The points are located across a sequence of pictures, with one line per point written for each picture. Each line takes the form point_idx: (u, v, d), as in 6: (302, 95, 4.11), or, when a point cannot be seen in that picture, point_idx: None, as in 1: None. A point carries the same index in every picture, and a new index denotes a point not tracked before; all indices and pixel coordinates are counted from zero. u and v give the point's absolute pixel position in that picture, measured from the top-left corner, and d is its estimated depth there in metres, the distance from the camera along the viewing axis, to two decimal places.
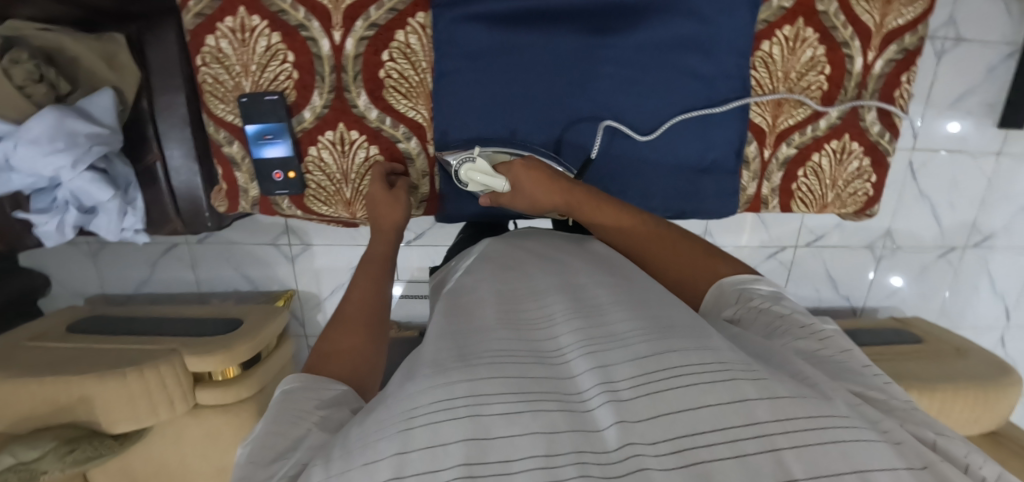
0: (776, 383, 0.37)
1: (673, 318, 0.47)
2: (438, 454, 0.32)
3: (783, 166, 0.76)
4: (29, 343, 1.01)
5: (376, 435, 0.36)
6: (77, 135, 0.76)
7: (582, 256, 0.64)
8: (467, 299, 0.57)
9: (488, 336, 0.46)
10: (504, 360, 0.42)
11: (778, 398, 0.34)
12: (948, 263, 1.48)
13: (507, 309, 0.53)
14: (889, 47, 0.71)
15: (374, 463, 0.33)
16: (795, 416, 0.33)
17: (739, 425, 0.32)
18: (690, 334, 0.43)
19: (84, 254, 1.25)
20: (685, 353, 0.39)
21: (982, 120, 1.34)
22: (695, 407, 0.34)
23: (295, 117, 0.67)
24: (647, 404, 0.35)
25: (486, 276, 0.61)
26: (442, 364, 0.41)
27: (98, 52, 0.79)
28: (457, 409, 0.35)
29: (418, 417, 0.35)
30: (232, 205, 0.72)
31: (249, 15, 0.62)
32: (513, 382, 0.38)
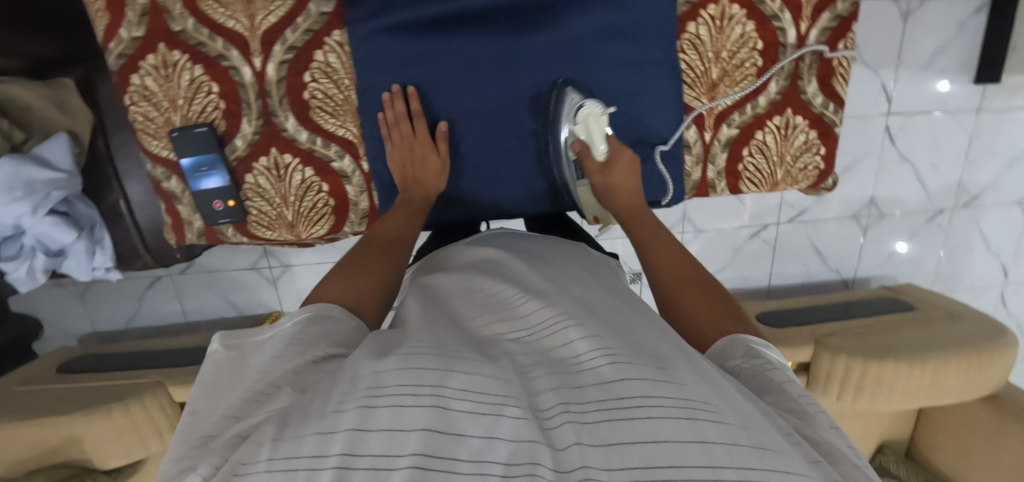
0: (741, 428, 0.34)
1: (656, 340, 0.44)
2: (395, 439, 0.32)
3: (726, 147, 0.78)
4: (19, 387, 1.04)
5: (338, 404, 0.35)
6: (34, 182, 0.77)
7: (556, 269, 0.61)
8: (442, 305, 0.55)
9: (465, 343, 0.44)
10: (477, 360, 0.40)
11: (739, 446, 0.32)
12: (937, 225, 1.45)
13: (487, 318, 0.51)
14: (822, 16, 0.74)
15: (329, 435, 0.32)
16: (752, 465, 0.30)
17: (698, 466, 0.30)
18: (683, 368, 0.40)
19: (71, 295, 1.27)
20: (662, 383, 0.36)
21: (957, 77, 1.30)
22: (652, 442, 0.32)
23: (227, 146, 0.68)
24: (610, 427, 0.33)
25: (458, 289, 0.59)
26: (418, 349, 0.40)
27: (49, 98, 0.80)
28: (424, 397, 0.34)
29: (383, 397, 0.34)
30: (180, 236, 0.73)
31: (169, 51, 0.63)
32: (491, 381, 0.36)
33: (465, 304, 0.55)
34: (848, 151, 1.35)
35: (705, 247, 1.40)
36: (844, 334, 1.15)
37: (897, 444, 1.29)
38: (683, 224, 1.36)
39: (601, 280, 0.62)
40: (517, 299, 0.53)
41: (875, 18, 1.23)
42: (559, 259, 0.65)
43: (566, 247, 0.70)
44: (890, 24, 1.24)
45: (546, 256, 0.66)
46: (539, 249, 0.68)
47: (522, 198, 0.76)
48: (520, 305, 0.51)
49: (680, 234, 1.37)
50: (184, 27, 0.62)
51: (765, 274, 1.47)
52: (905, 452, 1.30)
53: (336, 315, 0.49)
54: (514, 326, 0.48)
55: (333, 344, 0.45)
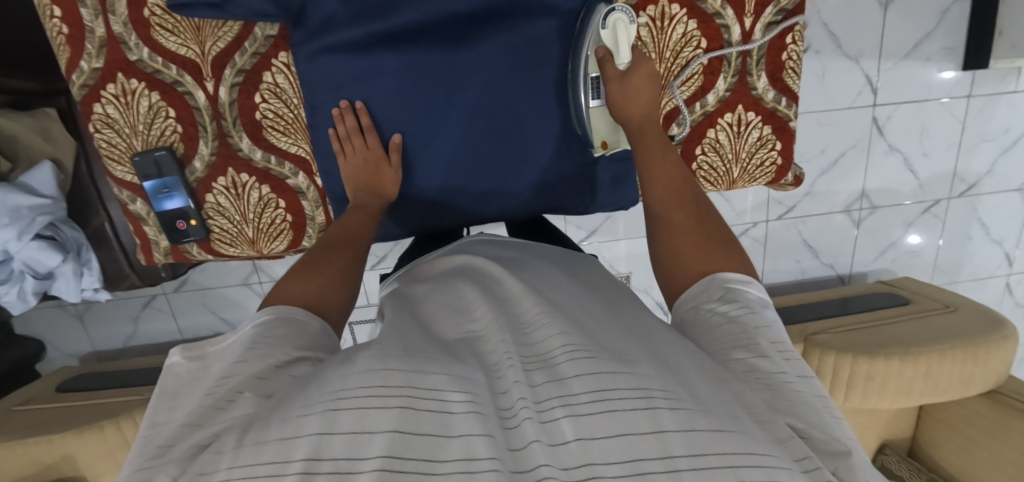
0: (704, 412, 0.33)
1: (614, 331, 0.44)
2: (361, 442, 0.31)
3: (679, 147, 0.79)
4: (19, 408, 1.08)
5: (302, 410, 0.34)
6: (20, 208, 0.80)
7: (533, 269, 0.61)
8: (417, 310, 0.55)
9: (428, 344, 0.44)
10: (437, 360, 0.39)
11: (698, 431, 0.31)
12: (934, 216, 1.42)
13: (455, 319, 0.51)
14: (766, 11, 0.74)
15: (292, 440, 0.32)
16: (710, 454, 0.30)
17: (655, 458, 0.30)
18: (639, 359, 0.38)
19: (72, 317, 1.32)
20: (623, 373, 0.36)
21: (943, 65, 1.27)
22: (610, 434, 0.31)
23: (187, 168, 0.71)
24: (575, 420, 0.33)
25: (435, 291, 0.59)
26: (383, 351, 0.40)
27: (33, 128, 0.83)
28: (393, 400, 0.33)
29: (349, 399, 0.33)
30: (149, 256, 0.77)
31: (127, 79, 0.65)
32: (454, 382, 0.37)
33: (439, 306, 0.55)
34: (834, 145, 1.33)
35: None
36: (835, 331, 1.13)
37: (898, 442, 1.25)
38: None
39: (581, 278, 0.62)
40: (485, 298, 0.53)
41: (854, 9, 1.22)
42: (538, 260, 0.65)
43: (548, 250, 0.70)
44: (869, 15, 1.22)
45: (526, 257, 0.66)
46: (523, 252, 0.68)
47: (493, 207, 0.76)
48: (479, 310, 0.51)
49: None
50: (140, 56, 0.64)
51: (756, 272, 1.45)
52: (907, 450, 1.27)
53: (303, 318, 0.49)
54: (474, 331, 0.48)
55: (298, 348, 0.46)
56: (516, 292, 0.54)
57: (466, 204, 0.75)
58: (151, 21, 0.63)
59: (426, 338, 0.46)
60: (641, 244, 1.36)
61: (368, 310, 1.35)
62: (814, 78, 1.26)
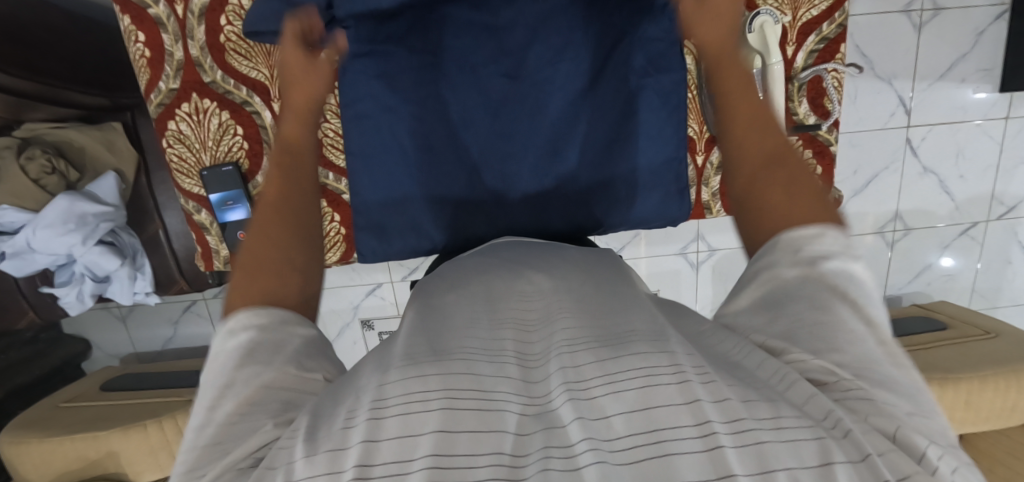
0: (740, 387, 0.33)
1: (631, 322, 0.43)
2: (408, 444, 0.31)
3: (719, 169, 0.79)
4: (65, 404, 1.13)
5: (346, 421, 0.34)
6: (86, 216, 0.86)
7: (564, 270, 0.56)
8: (443, 303, 0.52)
9: (452, 332, 0.45)
10: (476, 357, 0.39)
11: (728, 400, 0.31)
12: (971, 238, 1.39)
13: (479, 312, 0.48)
14: (808, 39, 0.70)
15: (340, 452, 0.31)
16: (743, 417, 0.30)
17: (691, 424, 0.30)
18: (649, 335, 0.40)
19: (116, 319, 1.38)
20: (648, 352, 0.36)
21: (978, 86, 1.26)
22: (646, 408, 0.32)
23: (250, 183, 0.74)
24: (612, 400, 0.33)
25: (461, 282, 0.57)
26: (414, 357, 0.39)
27: (100, 140, 0.90)
28: (432, 402, 0.34)
29: (389, 408, 0.34)
30: (209, 264, 0.79)
31: (201, 99, 0.69)
32: (477, 382, 0.36)
33: (462, 300, 0.52)
34: (866, 166, 1.32)
35: (720, 266, 1.38)
36: None
37: None
38: (696, 243, 1.35)
39: (606, 276, 0.58)
40: (516, 294, 0.51)
41: (888, 31, 1.22)
42: (560, 258, 0.62)
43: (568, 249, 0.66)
44: (901, 36, 1.22)
45: (549, 256, 0.62)
46: (549, 250, 0.65)
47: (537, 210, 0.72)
48: (522, 306, 0.49)
49: (694, 253, 1.36)
50: (214, 78, 0.68)
51: None
52: None
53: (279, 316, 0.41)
54: (505, 317, 0.47)
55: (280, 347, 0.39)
56: (544, 287, 0.52)
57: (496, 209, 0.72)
58: (226, 46, 0.67)
59: (461, 325, 0.45)
60: (668, 261, 1.37)
61: (396, 320, 1.37)
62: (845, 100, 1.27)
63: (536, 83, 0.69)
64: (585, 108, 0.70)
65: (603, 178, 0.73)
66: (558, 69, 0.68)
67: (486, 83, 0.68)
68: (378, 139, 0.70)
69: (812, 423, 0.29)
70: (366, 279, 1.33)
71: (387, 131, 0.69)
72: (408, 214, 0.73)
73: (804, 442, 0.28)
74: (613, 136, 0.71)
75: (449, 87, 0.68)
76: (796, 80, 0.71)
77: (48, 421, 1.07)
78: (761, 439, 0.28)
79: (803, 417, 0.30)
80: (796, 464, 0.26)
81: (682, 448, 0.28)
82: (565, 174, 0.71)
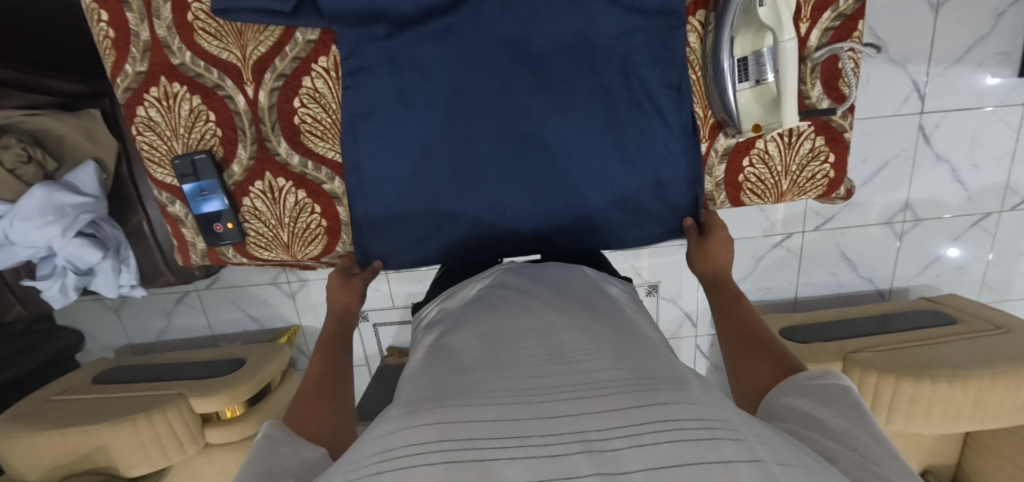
0: (759, 445, 0.32)
1: (655, 368, 0.43)
2: None
3: (724, 158, 0.72)
4: (56, 397, 1.12)
5: (348, 475, 0.32)
6: (64, 207, 0.82)
7: (577, 308, 0.55)
8: (452, 345, 0.50)
9: (463, 373, 0.44)
10: (484, 402, 0.38)
11: (762, 461, 0.30)
12: (983, 230, 1.35)
13: (491, 353, 0.47)
14: (823, 17, 0.65)
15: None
16: (780, 479, 0.29)
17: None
18: (671, 382, 0.40)
19: (109, 310, 1.37)
20: (674, 404, 0.36)
21: (997, 70, 1.20)
22: (674, 464, 0.30)
23: (225, 172, 0.70)
24: (633, 452, 0.31)
25: (470, 317, 0.55)
26: (416, 403, 0.38)
27: (79, 128, 0.86)
28: (431, 456, 0.31)
29: (390, 461, 0.32)
30: (186, 257, 0.77)
31: (170, 83, 0.65)
32: (486, 427, 0.35)
33: (473, 338, 0.51)
34: (876, 153, 1.27)
35: None
36: (874, 351, 1.08)
37: (939, 469, 1.19)
38: None
39: (618, 312, 0.56)
40: (526, 333, 0.50)
41: (903, 11, 1.16)
42: (570, 289, 0.60)
43: (578, 277, 0.63)
44: (917, 17, 1.16)
45: (558, 286, 0.60)
46: (556, 277, 0.63)
47: (545, 216, 0.70)
48: (525, 341, 0.49)
49: None
50: (183, 60, 0.65)
51: (790, 285, 1.41)
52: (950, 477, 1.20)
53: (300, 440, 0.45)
54: (518, 359, 0.46)
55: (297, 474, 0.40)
56: (558, 329, 0.50)
57: (504, 218, 0.70)
58: (195, 26, 0.63)
59: (473, 368, 0.45)
60: (669, 253, 1.33)
61: (392, 313, 1.35)
62: (856, 85, 1.21)
63: (540, 85, 0.65)
64: (590, 124, 0.66)
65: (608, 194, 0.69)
66: (562, 85, 0.65)
67: (486, 104, 0.65)
68: (374, 144, 0.66)
69: None
70: None
71: (384, 148, 0.66)
72: (408, 225, 0.70)
73: None
74: (623, 127, 0.67)
75: (446, 89, 0.64)
76: (810, 60, 0.66)
77: (38, 414, 1.05)
78: None
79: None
80: None
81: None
82: (570, 188, 0.68)
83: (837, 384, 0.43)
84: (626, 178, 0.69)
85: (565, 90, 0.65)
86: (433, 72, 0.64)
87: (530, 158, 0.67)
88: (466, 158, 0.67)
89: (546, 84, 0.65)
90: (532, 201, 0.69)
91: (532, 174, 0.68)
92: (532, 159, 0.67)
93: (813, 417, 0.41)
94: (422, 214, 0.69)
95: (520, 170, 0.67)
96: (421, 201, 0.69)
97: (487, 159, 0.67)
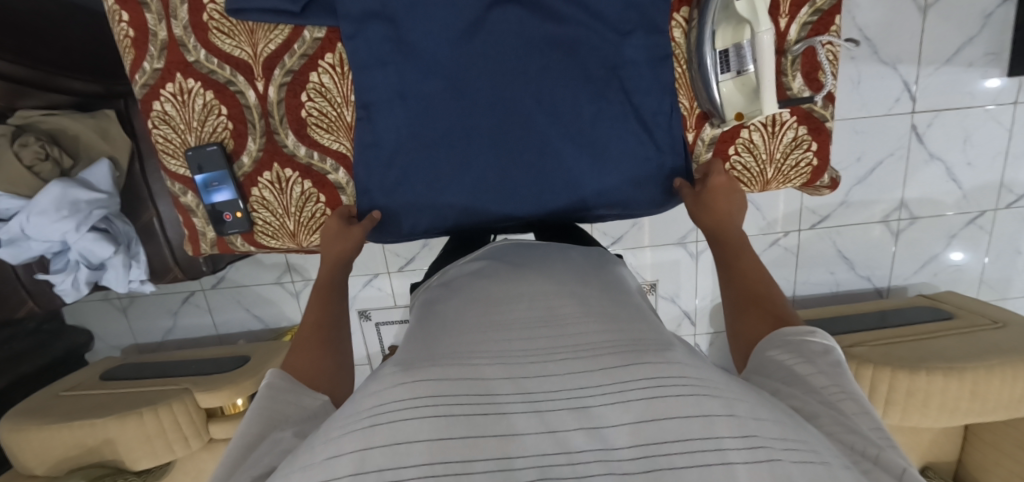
0: (740, 403, 0.34)
1: (646, 333, 0.45)
2: (400, 451, 0.30)
3: (711, 147, 0.75)
4: (64, 393, 1.14)
5: (342, 430, 0.33)
6: (79, 202, 0.86)
7: (567, 274, 0.57)
8: (448, 311, 0.53)
9: (458, 335, 0.46)
10: (477, 362, 0.40)
11: (739, 416, 0.32)
12: (979, 228, 1.36)
13: (484, 318, 0.50)
14: (802, 11, 0.68)
15: (334, 459, 0.30)
16: (756, 435, 0.31)
17: (702, 437, 0.31)
18: (658, 346, 0.41)
19: (117, 310, 1.40)
20: (654, 363, 0.38)
21: (987, 71, 1.23)
22: (653, 419, 0.33)
23: (235, 163, 0.73)
24: (621, 408, 0.34)
25: (465, 287, 0.57)
26: (409, 362, 0.40)
27: (94, 128, 0.90)
28: (426, 409, 0.33)
29: (384, 415, 0.33)
30: (197, 247, 0.80)
31: (184, 79, 0.69)
32: (477, 384, 0.37)
33: (466, 305, 0.53)
34: (870, 153, 1.29)
35: None
36: (871, 345, 1.09)
37: (940, 466, 1.19)
38: (696, 233, 1.33)
39: (607, 282, 0.58)
40: (518, 298, 0.53)
41: (892, 15, 1.19)
42: (562, 261, 0.62)
43: (572, 251, 0.66)
44: (905, 20, 1.19)
45: (550, 259, 0.62)
46: (550, 252, 0.65)
47: (540, 203, 0.73)
48: (518, 307, 0.51)
49: (694, 243, 1.34)
50: (197, 57, 0.68)
51: (788, 283, 1.42)
52: (951, 474, 1.20)
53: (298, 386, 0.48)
54: (512, 323, 0.49)
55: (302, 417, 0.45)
56: (549, 293, 0.53)
57: (498, 206, 0.73)
58: (209, 25, 0.67)
59: (470, 331, 0.47)
60: (667, 251, 1.35)
61: (394, 312, 1.37)
62: (848, 86, 1.24)
63: (532, 77, 0.68)
64: (584, 116, 0.69)
65: (597, 182, 0.72)
66: (553, 77, 0.68)
67: (484, 97, 0.68)
68: (374, 135, 0.70)
69: (819, 453, 0.31)
70: (364, 270, 1.33)
71: (387, 139, 0.70)
72: (409, 212, 0.73)
73: (813, 467, 0.29)
74: (615, 119, 0.70)
75: (442, 80, 0.67)
76: (789, 53, 0.69)
77: (47, 409, 1.08)
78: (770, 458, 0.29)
79: (805, 443, 0.31)
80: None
81: (687, 460, 0.30)
82: (562, 176, 0.72)
83: (822, 342, 0.45)
84: (614, 166, 0.72)
85: (556, 82, 0.68)
86: (430, 65, 0.67)
87: (524, 147, 0.70)
88: (462, 148, 0.70)
89: (537, 76, 0.68)
90: (528, 189, 0.72)
91: (527, 165, 0.71)
92: (526, 149, 0.70)
93: (794, 373, 0.44)
94: (419, 201, 0.73)
95: (515, 160, 0.71)
96: (418, 190, 0.72)
97: (483, 148, 0.70)
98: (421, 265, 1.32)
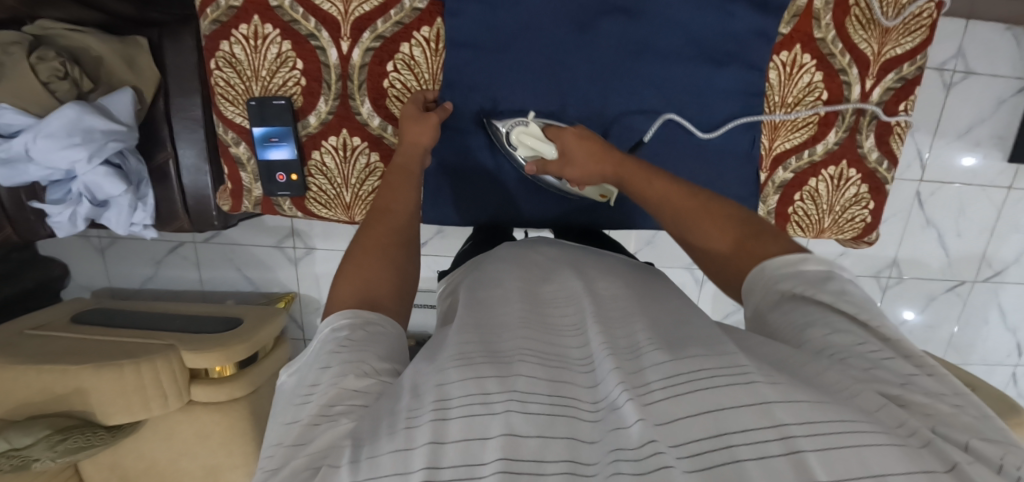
0: (793, 387, 0.32)
1: (688, 332, 0.43)
2: (474, 449, 0.30)
3: (779, 190, 0.75)
4: (31, 332, 1.05)
5: (409, 420, 0.33)
6: (93, 131, 0.78)
7: (625, 278, 0.56)
8: (489, 298, 0.51)
9: (505, 328, 0.45)
10: (528, 358, 0.39)
11: (798, 401, 0.30)
12: (957, 294, 1.46)
13: (534, 313, 0.48)
14: (888, 76, 0.70)
15: (408, 453, 0.31)
16: (813, 419, 0.28)
17: (765, 427, 0.28)
18: (700, 340, 0.40)
19: (94, 250, 1.29)
20: (707, 355, 0.36)
21: (990, 151, 1.32)
22: (699, 412, 0.30)
23: (300, 121, 0.70)
24: (676, 403, 0.31)
25: (499, 273, 0.55)
26: (471, 357, 0.39)
27: (119, 53, 0.83)
28: (495, 404, 0.33)
29: (452, 409, 0.33)
30: (237, 203, 0.75)
31: (262, 24, 0.65)
32: (552, 389, 0.36)
33: (514, 294, 0.51)
34: None
35: None
36: None
37: None
38: None
39: (653, 284, 0.57)
40: (560, 299, 0.51)
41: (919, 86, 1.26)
42: (605, 262, 0.61)
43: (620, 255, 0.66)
44: (929, 92, 1.27)
45: (593, 258, 0.61)
46: (592, 254, 0.63)
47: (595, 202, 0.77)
48: (569, 313, 0.49)
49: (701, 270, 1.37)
50: (282, 4, 0.64)
51: None
52: None
53: (363, 318, 0.44)
54: (563, 328, 0.47)
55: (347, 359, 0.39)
56: (603, 293, 0.52)
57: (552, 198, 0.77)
58: None
59: (514, 324, 0.45)
60: (674, 274, 1.38)
61: None
62: None
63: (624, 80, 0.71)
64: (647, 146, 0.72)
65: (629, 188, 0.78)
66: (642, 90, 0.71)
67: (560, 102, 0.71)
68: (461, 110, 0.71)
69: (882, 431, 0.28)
70: None
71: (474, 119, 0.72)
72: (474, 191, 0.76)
73: (882, 448, 0.26)
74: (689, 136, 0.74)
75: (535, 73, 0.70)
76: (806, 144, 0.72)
77: (13, 346, 0.99)
78: (842, 443, 0.26)
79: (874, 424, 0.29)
80: (885, 470, 0.25)
81: (757, 451, 0.27)
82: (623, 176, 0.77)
83: (819, 266, 0.44)
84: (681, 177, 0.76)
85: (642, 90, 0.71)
86: (531, 57, 0.69)
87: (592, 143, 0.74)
88: None
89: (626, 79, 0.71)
90: None
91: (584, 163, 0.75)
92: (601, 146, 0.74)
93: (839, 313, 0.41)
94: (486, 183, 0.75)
95: None
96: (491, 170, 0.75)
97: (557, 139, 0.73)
98: (432, 251, 1.29)
